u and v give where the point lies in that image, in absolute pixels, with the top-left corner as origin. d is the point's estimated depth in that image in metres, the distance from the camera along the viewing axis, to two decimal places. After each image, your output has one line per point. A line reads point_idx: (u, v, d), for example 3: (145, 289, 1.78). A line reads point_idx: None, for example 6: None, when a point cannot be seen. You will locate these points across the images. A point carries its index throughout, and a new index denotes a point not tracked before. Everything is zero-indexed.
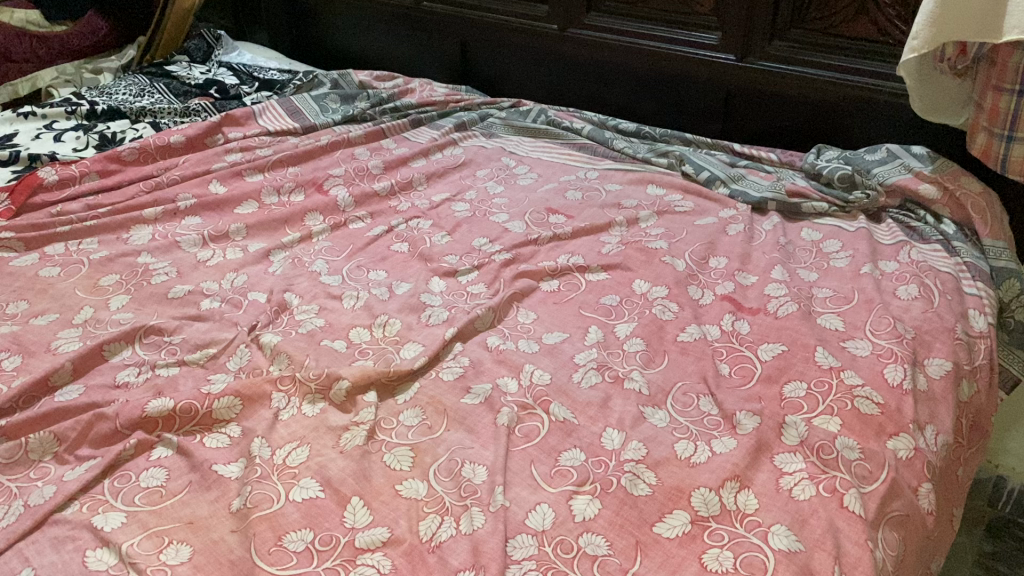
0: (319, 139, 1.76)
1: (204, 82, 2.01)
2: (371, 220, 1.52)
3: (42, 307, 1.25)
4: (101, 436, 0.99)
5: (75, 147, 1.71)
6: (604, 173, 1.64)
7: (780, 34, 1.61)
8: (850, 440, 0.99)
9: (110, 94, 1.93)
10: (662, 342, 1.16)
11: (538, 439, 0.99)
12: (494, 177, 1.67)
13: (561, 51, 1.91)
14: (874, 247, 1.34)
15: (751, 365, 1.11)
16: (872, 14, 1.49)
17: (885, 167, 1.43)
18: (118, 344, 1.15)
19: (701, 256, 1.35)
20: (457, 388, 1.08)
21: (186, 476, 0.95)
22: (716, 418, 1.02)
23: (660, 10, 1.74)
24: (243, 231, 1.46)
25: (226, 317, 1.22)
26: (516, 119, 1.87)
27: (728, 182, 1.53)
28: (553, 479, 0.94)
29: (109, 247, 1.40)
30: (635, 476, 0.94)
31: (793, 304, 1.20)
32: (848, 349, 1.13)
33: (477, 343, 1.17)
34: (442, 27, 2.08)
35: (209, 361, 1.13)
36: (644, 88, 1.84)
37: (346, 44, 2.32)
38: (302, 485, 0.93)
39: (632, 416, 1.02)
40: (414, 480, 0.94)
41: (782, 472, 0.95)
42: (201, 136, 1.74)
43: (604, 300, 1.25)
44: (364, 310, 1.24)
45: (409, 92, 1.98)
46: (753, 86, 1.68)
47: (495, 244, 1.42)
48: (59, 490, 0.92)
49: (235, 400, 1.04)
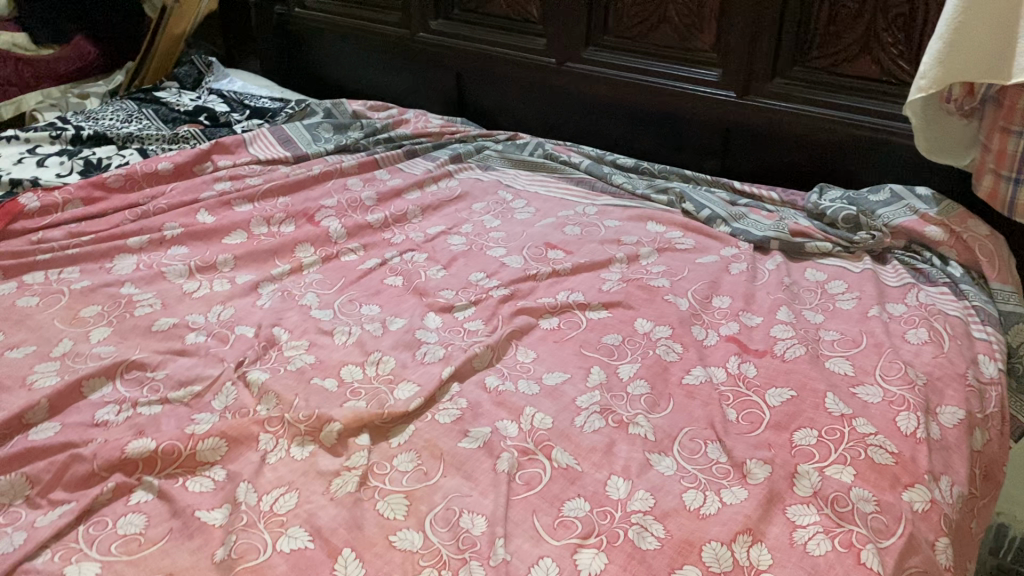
0: (310, 169, 1.73)
1: (193, 108, 1.97)
2: (364, 252, 1.48)
3: (19, 338, 1.20)
4: (77, 479, 0.94)
5: (59, 173, 1.67)
6: (603, 209, 1.61)
7: (781, 72, 1.60)
8: (865, 492, 0.95)
9: (97, 119, 1.89)
10: (667, 385, 1.12)
11: (540, 487, 0.95)
12: (490, 210, 1.64)
13: (557, 84, 1.89)
14: (880, 289, 1.31)
15: (759, 411, 1.07)
16: (875, 53, 1.49)
17: (890, 208, 1.41)
18: (98, 380, 1.10)
19: (704, 295, 1.31)
20: (454, 431, 1.03)
21: (167, 523, 0.89)
22: (726, 467, 0.98)
23: (660, 46, 1.73)
24: (231, 263, 1.41)
25: (211, 352, 1.17)
26: (512, 152, 1.84)
27: (729, 220, 1.51)
28: (556, 531, 0.89)
29: (91, 277, 1.35)
30: (643, 529, 0.89)
31: (801, 346, 1.17)
32: (858, 395, 1.09)
33: (475, 384, 1.12)
34: (437, 58, 2.06)
35: (193, 399, 1.08)
36: (642, 124, 1.81)
37: (337, 74, 2.29)
38: (290, 535, 0.88)
39: (638, 463, 0.98)
40: (409, 530, 0.89)
41: (795, 525, 0.90)
42: (189, 163, 1.69)
43: (605, 339, 1.22)
44: (356, 347, 1.19)
45: (404, 122, 1.95)
46: (752, 124, 1.66)
47: (492, 279, 1.38)
48: (30, 538, 0.86)
49: (220, 442, 0.99)
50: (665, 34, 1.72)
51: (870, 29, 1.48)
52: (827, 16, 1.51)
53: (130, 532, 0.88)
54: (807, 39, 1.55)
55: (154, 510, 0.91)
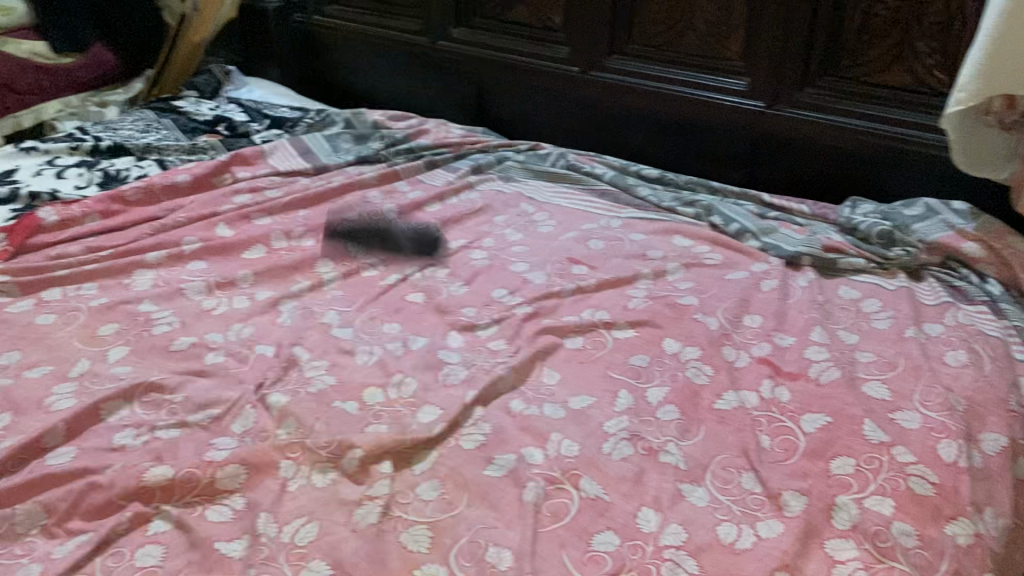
0: (331, 181, 1.70)
1: (213, 118, 1.95)
2: (384, 267, 1.45)
3: (36, 358, 1.18)
4: (94, 508, 0.92)
5: (77, 185, 1.65)
6: (629, 222, 1.58)
7: (811, 81, 1.57)
8: (907, 526, 0.91)
9: (115, 129, 1.88)
10: (698, 410, 1.08)
11: (568, 518, 0.92)
12: (513, 223, 1.61)
13: (580, 94, 1.85)
14: (916, 308, 1.27)
15: (794, 438, 1.04)
16: (909, 63, 1.46)
17: (926, 224, 1.38)
18: (115, 403, 1.08)
19: (734, 314, 1.28)
20: (479, 458, 1.00)
21: (185, 556, 0.87)
22: (760, 498, 0.95)
23: (687, 55, 1.70)
24: (251, 278, 1.38)
25: (231, 373, 1.14)
26: (533, 162, 1.81)
27: (759, 234, 1.47)
28: (585, 566, 0.86)
29: (110, 293, 1.33)
30: (676, 566, 0.86)
31: (835, 370, 1.14)
32: (896, 421, 1.05)
33: (500, 408, 1.09)
34: (458, 67, 2.02)
35: (212, 422, 1.05)
36: (666, 134, 1.78)
37: (356, 83, 2.27)
38: (311, 568, 0.85)
39: (670, 495, 0.95)
40: (434, 564, 0.86)
41: (834, 561, 0.87)
42: (209, 175, 1.67)
43: (633, 360, 1.18)
44: (377, 368, 1.16)
45: (425, 132, 1.93)
46: (781, 135, 1.62)
47: (515, 296, 1.35)
48: None
49: (240, 469, 0.97)
50: (691, 42, 1.68)
51: (904, 38, 1.44)
52: (860, 24, 1.48)
53: None
54: (838, 48, 1.52)
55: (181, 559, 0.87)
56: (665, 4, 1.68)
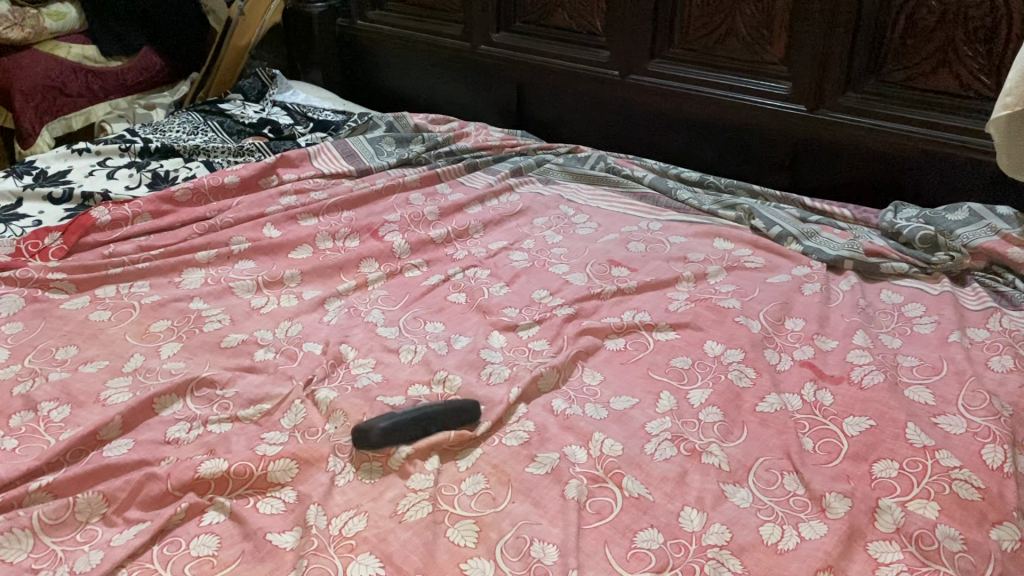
0: (374, 183, 1.73)
1: (258, 121, 1.99)
2: (427, 268, 1.47)
3: (92, 353, 1.21)
4: (151, 498, 0.94)
5: (128, 185, 1.69)
6: (669, 224, 1.59)
7: (853, 85, 1.57)
8: (952, 529, 0.91)
9: (164, 131, 1.92)
10: (740, 413, 1.09)
11: (611, 516, 0.93)
12: (552, 225, 1.62)
13: (620, 97, 1.86)
14: (960, 312, 1.27)
15: (837, 441, 1.04)
16: (954, 66, 1.45)
17: (969, 228, 1.37)
18: (169, 397, 1.11)
19: (775, 317, 1.28)
20: (523, 456, 1.02)
21: (238, 546, 0.90)
22: (803, 499, 0.95)
23: (728, 58, 1.70)
24: (298, 278, 1.41)
25: (280, 370, 1.17)
26: (573, 165, 1.83)
27: (800, 238, 1.47)
28: (629, 563, 0.87)
29: (161, 291, 1.37)
30: (719, 564, 0.87)
31: (878, 374, 1.14)
32: (940, 426, 1.05)
33: (543, 407, 1.10)
34: (498, 70, 2.05)
35: (263, 418, 1.08)
36: (706, 137, 1.78)
37: (398, 87, 2.31)
38: (360, 560, 0.87)
39: (713, 495, 0.96)
40: (480, 558, 0.88)
41: (878, 563, 0.87)
42: (255, 177, 1.71)
43: (674, 362, 1.19)
44: (422, 365, 1.18)
45: (465, 136, 1.95)
46: (823, 138, 1.62)
47: (556, 297, 1.37)
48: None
49: (291, 463, 1.00)
50: (732, 46, 1.69)
51: (949, 42, 1.43)
52: (904, 28, 1.47)
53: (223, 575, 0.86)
54: (881, 52, 1.51)
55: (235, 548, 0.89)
56: (707, 9, 1.69)
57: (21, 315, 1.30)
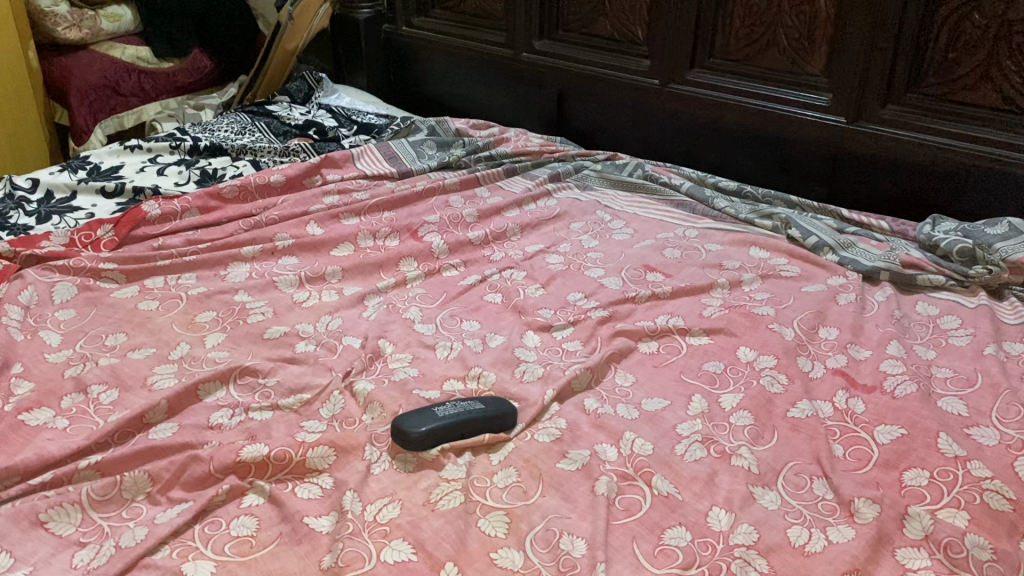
0: (415, 185, 1.77)
1: (304, 123, 2.04)
2: (464, 268, 1.50)
3: (140, 341, 1.25)
4: (194, 479, 0.98)
5: (177, 182, 1.74)
6: (705, 232, 1.60)
7: (894, 98, 1.57)
8: (981, 539, 0.91)
9: (212, 130, 1.97)
10: (771, 417, 1.10)
11: (640, 513, 0.95)
12: (588, 230, 1.64)
13: (659, 106, 1.88)
14: (997, 326, 1.26)
15: (867, 448, 1.05)
16: (997, 81, 1.44)
17: (1009, 242, 1.36)
18: (213, 384, 1.14)
19: (810, 325, 1.29)
20: (554, 452, 1.04)
21: (277, 528, 0.92)
22: (832, 504, 0.96)
23: (768, 69, 1.71)
24: (339, 274, 1.45)
25: (320, 362, 1.20)
26: (611, 172, 1.85)
27: (837, 249, 1.48)
28: (656, 559, 0.88)
29: (207, 284, 1.41)
30: (746, 563, 0.88)
31: (911, 384, 1.14)
32: (972, 437, 1.05)
33: (575, 406, 1.12)
34: (540, 78, 2.08)
35: (303, 407, 1.11)
36: (745, 147, 1.79)
37: (441, 92, 2.34)
38: (394, 546, 0.89)
39: (742, 496, 0.97)
40: (510, 549, 0.90)
41: (906, 568, 0.88)
42: (301, 176, 1.75)
43: (706, 366, 1.20)
44: (458, 362, 1.21)
45: (505, 141, 1.98)
46: (863, 150, 1.63)
47: (591, 300, 1.38)
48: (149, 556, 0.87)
49: (329, 450, 1.03)
50: (773, 57, 1.70)
51: (992, 56, 1.43)
52: (947, 41, 1.47)
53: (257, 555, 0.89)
54: (923, 65, 1.51)
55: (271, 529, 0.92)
56: (748, 19, 1.70)
57: (74, 302, 1.35)
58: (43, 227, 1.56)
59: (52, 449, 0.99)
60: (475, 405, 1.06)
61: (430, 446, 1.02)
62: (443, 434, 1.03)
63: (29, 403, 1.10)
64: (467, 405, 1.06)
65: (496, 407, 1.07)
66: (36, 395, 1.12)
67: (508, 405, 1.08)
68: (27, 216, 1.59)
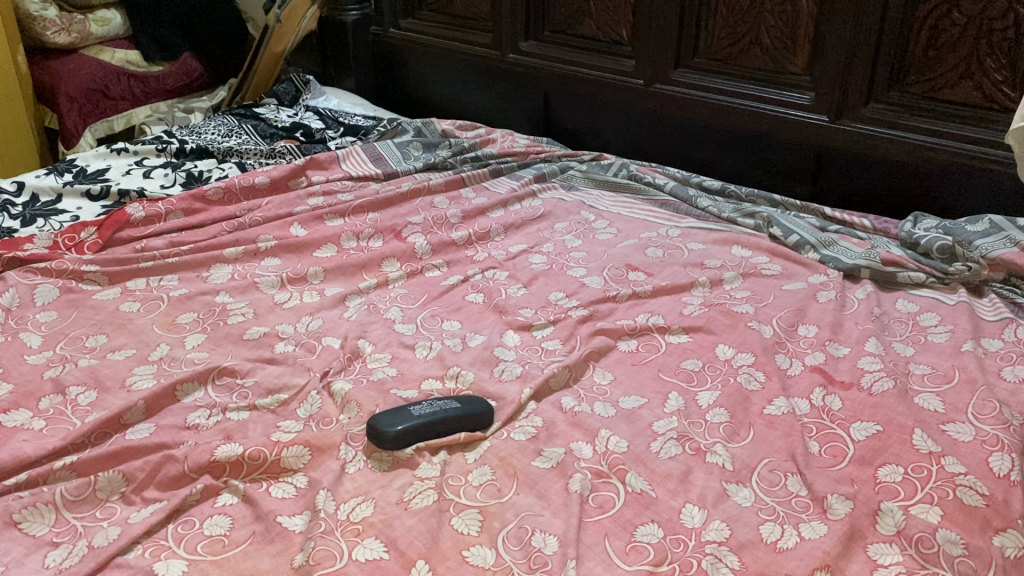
0: (399, 186, 1.77)
1: (290, 125, 2.04)
2: (447, 268, 1.50)
3: (120, 342, 1.25)
4: (169, 479, 0.98)
5: (163, 184, 1.75)
6: (687, 231, 1.60)
7: (876, 96, 1.57)
8: (953, 534, 0.91)
9: (199, 133, 1.97)
10: (748, 414, 1.10)
11: (613, 511, 0.95)
12: (573, 230, 1.65)
13: (644, 106, 1.89)
14: (975, 323, 1.27)
15: (843, 445, 1.05)
16: (977, 79, 1.45)
17: (988, 239, 1.36)
18: (191, 385, 1.14)
19: (789, 323, 1.29)
20: (529, 450, 1.04)
21: (250, 527, 0.93)
22: (806, 500, 0.96)
23: (751, 68, 1.72)
24: (321, 275, 1.45)
25: (299, 362, 1.21)
26: (596, 172, 1.85)
27: (819, 247, 1.48)
28: (628, 556, 0.88)
29: (189, 285, 1.42)
30: (717, 560, 0.88)
31: (888, 380, 1.14)
32: (947, 433, 1.05)
33: (552, 404, 1.12)
34: (526, 79, 2.08)
35: (280, 407, 1.11)
36: (730, 146, 1.80)
37: (429, 94, 2.35)
38: (366, 545, 0.89)
39: (715, 493, 0.97)
40: (482, 546, 0.90)
41: (877, 564, 0.88)
42: (285, 178, 1.75)
43: (685, 364, 1.21)
44: (436, 361, 1.21)
45: (491, 142, 1.98)
46: (845, 149, 1.63)
47: (572, 299, 1.39)
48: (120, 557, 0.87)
49: (304, 450, 1.03)
50: (756, 56, 1.70)
51: (972, 53, 1.44)
52: (927, 39, 1.48)
53: (228, 555, 0.88)
54: (904, 63, 1.52)
55: (244, 529, 0.92)
56: (732, 19, 1.71)
57: (55, 304, 1.35)
58: (28, 230, 1.56)
59: (27, 450, 0.99)
60: (451, 404, 1.06)
61: (406, 444, 1.02)
62: (421, 433, 1.03)
63: (7, 404, 1.10)
64: (443, 403, 1.06)
65: (472, 405, 1.07)
66: (14, 397, 1.12)
67: (484, 404, 1.08)
68: (12, 219, 1.59)
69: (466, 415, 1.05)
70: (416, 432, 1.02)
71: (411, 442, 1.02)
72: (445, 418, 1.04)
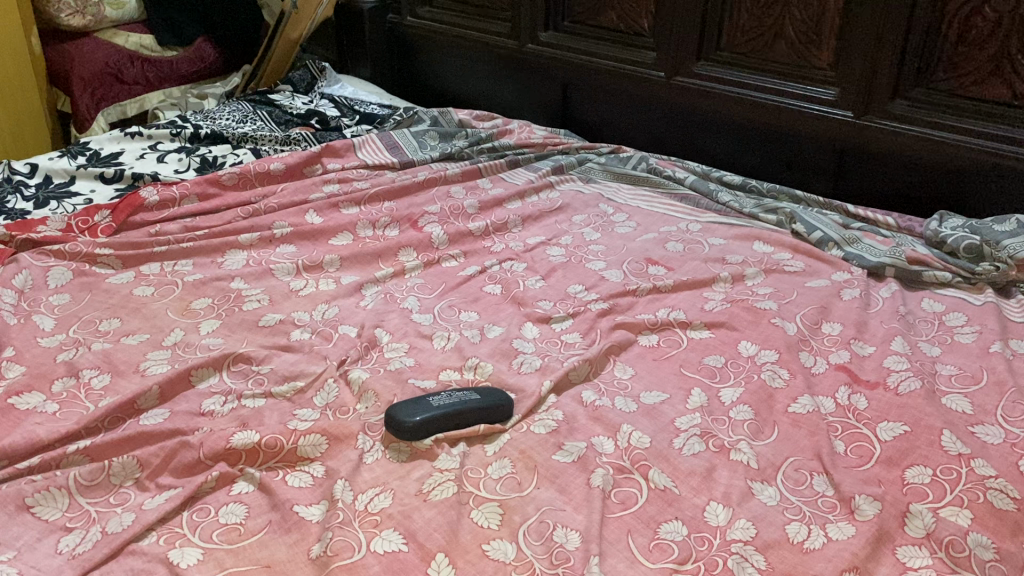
0: (416, 175, 1.75)
1: (305, 112, 2.02)
2: (464, 258, 1.48)
3: (134, 326, 1.24)
4: (183, 465, 0.96)
5: (177, 168, 1.73)
6: (708, 226, 1.58)
7: (903, 93, 1.55)
8: (984, 538, 0.89)
9: (214, 118, 1.95)
10: (772, 412, 1.08)
11: (635, 507, 0.93)
12: (591, 223, 1.63)
13: (664, 99, 1.87)
14: (1003, 324, 1.24)
15: (869, 445, 1.03)
16: (1007, 76, 1.42)
17: (1017, 240, 1.34)
18: (206, 370, 1.12)
19: (813, 321, 1.27)
20: (549, 444, 1.02)
21: (266, 515, 0.91)
22: (832, 500, 0.94)
23: (775, 62, 1.69)
24: (337, 263, 1.44)
25: (315, 350, 1.19)
26: (615, 165, 1.83)
27: (842, 244, 1.46)
28: (652, 554, 0.87)
29: (204, 270, 1.40)
30: (743, 559, 0.86)
31: (916, 380, 1.12)
32: (977, 435, 1.03)
33: (572, 398, 1.10)
34: (545, 70, 2.06)
35: (295, 395, 1.10)
36: (752, 142, 1.78)
37: (444, 84, 2.33)
38: (383, 536, 0.88)
39: (739, 491, 0.95)
40: (503, 540, 0.88)
41: (906, 567, 0.86)
42: (301, 165, 1.73)
43: (707, 360, 1.19)
44: (454, 352, 1.19)
45: (509, 133, 1.96)
46: (870, 146, 1.61)
47: (591, 292, 1.36)
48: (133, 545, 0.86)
49: (321, 438, 1.01)
50: (780, 50, 1.68)
51: (1002, 51, 1.41)
52: (956, 36, 1.45)
53: (244, 545, 0.87)
54: (932, 60, 1.49)
55: (259, 518, 0.90)
56: (756, 12, 1.68)
57: (69, 287, 1.33)
58: (40, 212, 1.54)
59: (40, 433, 0.98)
60: (470, 395, 1.04)
61: (426, 435, 1.00)
62: (441, 424, 1.01)
63: (19, 387, 1.09)
64: (461, 394, 1.05)
65: (492, 397, 1.05)
66: (26, 378, 1.10)
67: (503, 396, 1.06)
68: (25, 201, 1.57)
69: (486, 407, 1.03)
70: (435, 421, 1.00)
71: (432, 433, 1.01)
72: (465, 408, 1.02)
